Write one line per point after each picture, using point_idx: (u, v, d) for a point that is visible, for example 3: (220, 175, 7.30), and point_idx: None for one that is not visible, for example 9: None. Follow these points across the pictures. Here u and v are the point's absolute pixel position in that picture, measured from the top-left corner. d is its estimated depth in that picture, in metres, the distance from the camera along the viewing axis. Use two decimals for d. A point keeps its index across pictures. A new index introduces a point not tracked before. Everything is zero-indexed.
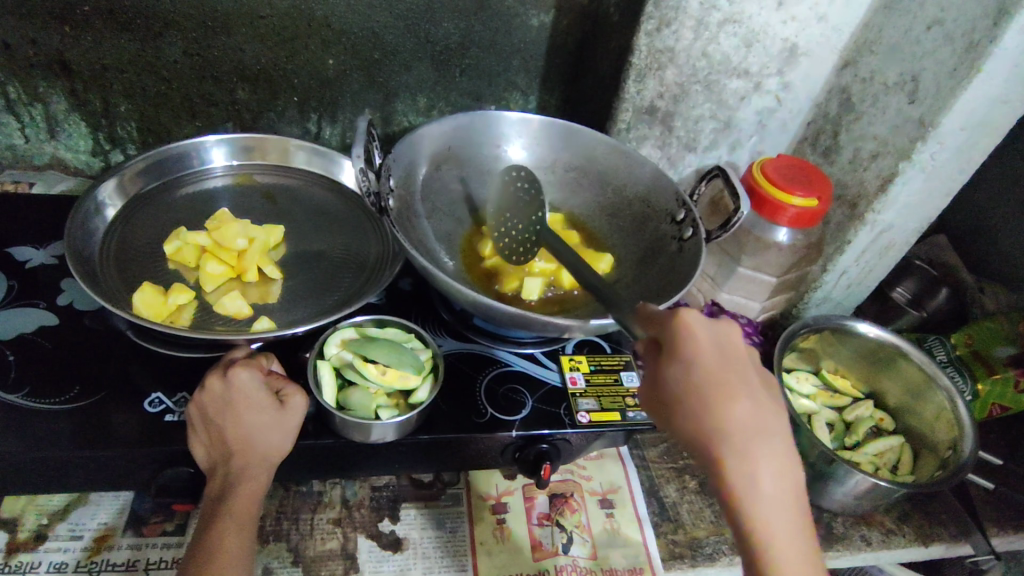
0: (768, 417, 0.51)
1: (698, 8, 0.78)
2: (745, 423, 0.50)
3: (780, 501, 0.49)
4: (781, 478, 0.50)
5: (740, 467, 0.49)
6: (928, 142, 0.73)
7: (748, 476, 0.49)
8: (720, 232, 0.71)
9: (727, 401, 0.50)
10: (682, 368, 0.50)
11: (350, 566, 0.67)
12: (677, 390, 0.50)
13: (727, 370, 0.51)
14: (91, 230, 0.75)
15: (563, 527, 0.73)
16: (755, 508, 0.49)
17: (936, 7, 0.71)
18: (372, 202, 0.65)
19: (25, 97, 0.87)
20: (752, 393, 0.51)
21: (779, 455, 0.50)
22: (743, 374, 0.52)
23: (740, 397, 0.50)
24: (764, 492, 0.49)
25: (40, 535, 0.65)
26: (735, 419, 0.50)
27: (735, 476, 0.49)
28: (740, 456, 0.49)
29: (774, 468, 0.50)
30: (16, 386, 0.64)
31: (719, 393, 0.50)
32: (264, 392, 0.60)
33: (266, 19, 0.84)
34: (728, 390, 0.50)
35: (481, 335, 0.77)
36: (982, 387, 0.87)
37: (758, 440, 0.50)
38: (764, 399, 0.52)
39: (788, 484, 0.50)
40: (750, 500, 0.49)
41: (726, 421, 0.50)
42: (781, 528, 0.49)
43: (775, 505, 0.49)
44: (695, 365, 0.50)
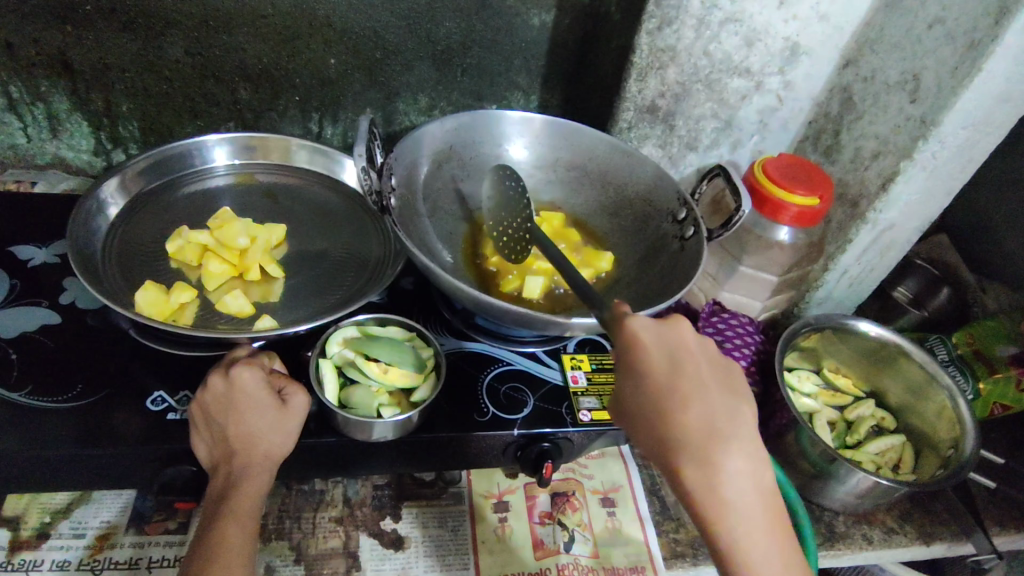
0: (728, 423, 0.51)
1: (700, 7, 0.78)
2: (704, 430, 0.50)
3: (743, 504, 0.50)
4: (746, 484, 0.50)
5: (700, 477, 0.50)
6: (929, 141, 0.73)
7: (710, 485, 0.49)
8: (721, 230, 0.71)
9: (684, 410, 0.50)
10: (637, 380, 0.51)
11: (353, 565, 0.67)
12: (635, 401, 0.52)
13: (682, 377, 0.51)
14: (93, 228, 0.75)
15: (565, 525, 0.73)
16: (718, 516, 0.49)
17: (937, 6, 0.71)
18: (374, 200, 0.65)
19: (27, 97, 0.87)
20: (710, 400, 0.51)
21: (743, 460, 0.50)
22: (702, 380, 0.52)
23: (697, 403, 0.51)
24: (727, 500, 0.49)
25: (44, 533, 0.65)
26: (691, 426, 0.50)
27: (697, 486, 0.50)
28: (699, 464, 0.50)
29: (737, 475, 0.50)
30: (17, 385, 0.64)
31: (676, 403, 0.50)
32: (265, 392, 0.60)
33: (267, 19, 0.84)
34: (684, 399, 0.51)
35: (483, 334, 0.77)
36: (982, 386, 0.87)
37: (719, 449, 0.50)
38: (722, 401, 0.52)
39: (753, 488, 0.50)
40: (713, 509, 0.49)
41: (684, 430, 0.50)
42: (747, 533, 0.49)
43: (740, 513, 0.49)
44: (648, 378, 0.51)
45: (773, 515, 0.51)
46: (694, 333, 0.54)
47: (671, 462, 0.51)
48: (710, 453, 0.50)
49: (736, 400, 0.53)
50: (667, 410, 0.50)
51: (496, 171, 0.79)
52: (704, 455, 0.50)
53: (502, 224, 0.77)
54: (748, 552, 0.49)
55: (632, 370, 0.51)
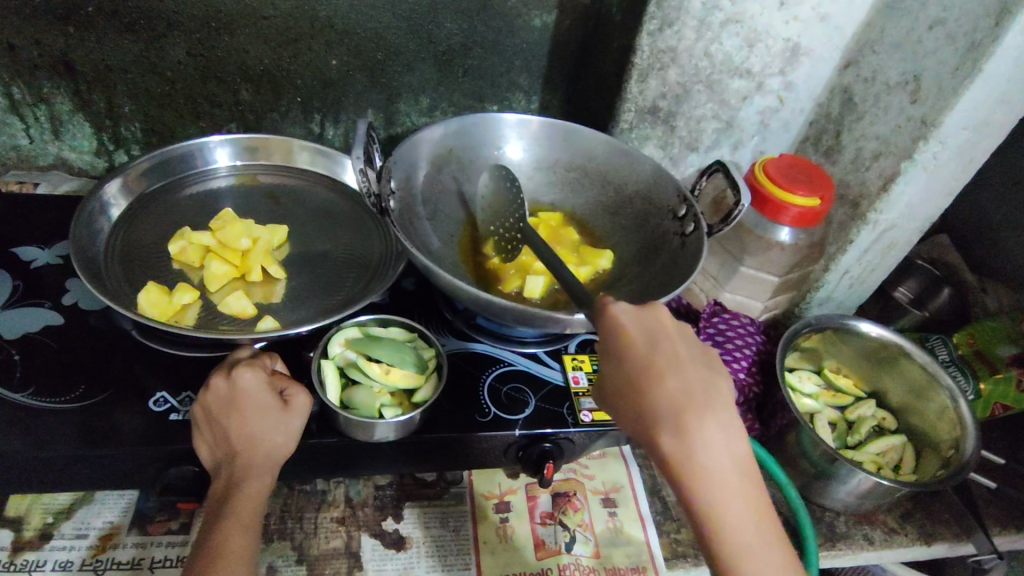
0: (704, 396, 0.51)
1: (701, 8, 0.78)
2: (681, 404, 0.50)
3: (721, 475, 0.50)
4: (725, 459, 0.50)
5: (681, 453, 0.49)
6: (930, 142, 0.73)
7: (691, 461, 0.49)
8: (721, 225, 0.71)
9: (664, 388, 0.50)
10: (620, 362, 0.51)
11: (354, 565, 0.67)
12: (618, 384, 0.52)
13: (658, 355, 0.51)
14: (96, 229, 0.75)
15: (566, 526, 0.73)
16: (699, 493, 0.49)
17: (938, 6, 0.72)
18: (373, 202, 0.65)
19: (30, 98, 0.88)
20: (689, 377, 0.52)
21: (722, 435, 0.50)
22: (682, 359, 0.52)
23: (674, 380, 0.51)
24: (708, 474, 0.49)
25: (46, 533, 0.65)
26: (669, 401, 0.50)
27: (678, 464, 0.50)
28: (677, 436, 0.50)
29: (716, 450, 0.50)
30: (21, 385, 0.64)
31: (658, 382, 0.50)
32: (268, 393, 0.61)
33: (269, 20, 0.84)
34: (664, 378, 0.51)
35: (484, 334, 0.77)
36: (984, 387, 0.87)
37: (698, 424, 0.50)
38: (698, 377, 0.52)
39: (731, 461, 0.50)
40: (696, 485, 0.49)
41: (665, 407, 0.50)
42: (727, 507, 0.50)
43: (721, 489, 0.49)
44: (629, 359, 0.51)
45: (751, 486, 0.51)
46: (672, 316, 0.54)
47: (652, 440, 0.51)
48: (689, 428, 0.50)
49: (714, 377, 0.53)
50: (648, 390, 0.50)
51: (495, 171, 0.80)
52: (684, 431, 0.50)
53: (503, 221, 0.78)
54: (730, 528, 0.49)
55: (615, 352, 0.52)
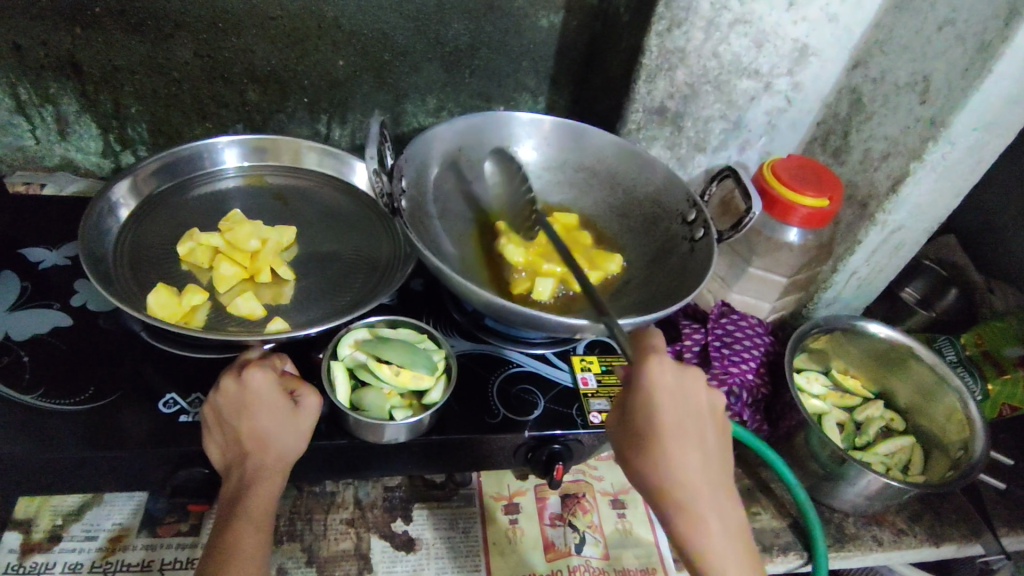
0: (715, 463, 0.56)
1: (709, 8, 0.78)
2: (700, 469, 0.54)
3: (726, 536, 0.54)
4: (730, 523, 0.54)
5: (688, 502, 0.53)
6: (940, 142, 0.73)
7: (696, 510, 0.53)
8: (732, 232, 0.72)
9: (685, 446, 0.54)
10: (649, 411, 0.53)
11: (364, 567, 0.67)
12: (639, 432, 0.54)
13: (687, 420, 0.54)
14: (104, 231, 0.75)
15: (575, 527, 0.73)
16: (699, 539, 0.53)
17: (948, 7, 0.72)
18: (386, 202, 0.66)
19: (36, 98, 0.87)
20: (706, 431, 0.56)
21: (724, 494, 0.55)
22: (701, 419, 0.56)
23: (695, 446, 0.54)
24: (710, 525, 0.54)
25: (55, 535, 0.65)
26: (690, 464, 0.54)
27: (684, 512, 0.53)
28: (691, 496, 0.53)
29: (718, 501, 0.54)
30: (30, 387, 0.64)
31: (679, 437, 0.53)
32: (279, 393, 0.60)
33: (276, 20, 0.84)
34: (685, 431, 0.54)
35: (492, 335, 0.77)
36: (992, 387, 0.88)
37: (706, 478, 0.54)
38: (712, 444, 0.56)
39: (734, 524, 0.55)
40: (699, 533, 0.53)
41: (682, 459, 0.53)
42: (728, 558, 0.53)
43: (722, 539, 0.53)
44: (660, 410, 0.53)
45: (747, 550, 0.55)
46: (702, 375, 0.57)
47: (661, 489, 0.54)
48: (699, 481, 0.54)
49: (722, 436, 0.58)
50: (670, 442, 0.53)
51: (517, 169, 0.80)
52: (694, 484, 0.54)
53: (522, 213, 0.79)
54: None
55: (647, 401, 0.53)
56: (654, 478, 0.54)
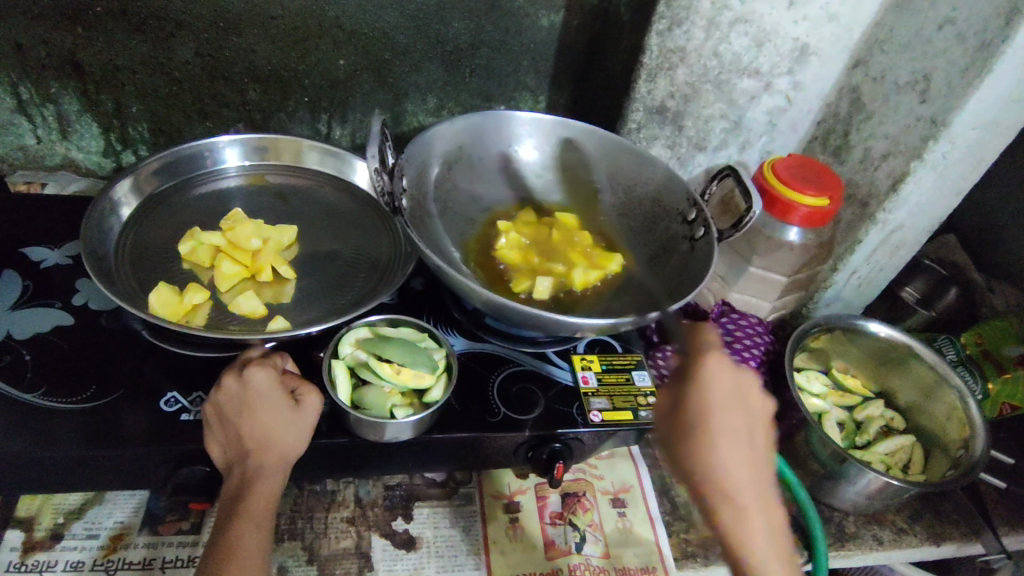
0: (762, 463, 0.55)
1: (710, 7, 0.78)
2: (746, 464, 0.53)
3: (768, 536, 0.52)
4: (772, 524, 0.53)
5: (735, 497, 0.52)
6: (940, 142, 0.73)
7: (742, 505, 0.52)
8: (733, 232, 0.72)
9: (733, 440, 0.53)
10: (701, 400, 0.54)
11: (365, 565, 0.67)
12: (686, 421, 0.54)
13: (735, 413, 0.54)
14: (106, 229, 0.75)
15: (576, 526, 0.73)
16: (745, 537, 0.52)
17: (948, 6, 0.72)
18: (387, 201, 0.66)
19: (37, 98, 0.87)
20: (756, 433, 0.55)
21: (767, 497, 0.54)
22: (749, 418, 0.55)
23: (742, 440, 0.54)
24: (754, 521, 0.52)
25: (57, 533, 0.65)
26: (736, 457, 0.53)
27: (729, 507, 0.52)
28: (736, 488, 0.52)
29: (764, 503, 0.53)
30: (32, 386, 0.64)
31: (728, 428, 0.53)
32: (280, 392, 0.61)
33: (277, 20, 0.84)
34: (735, 427, 0.54)
35: (493, 334, 0.77)
36: (992, 386, 0.87)
37: (753, 477, 0.53)
38: (759, 444, 0.55)
39: (776, 528, 0.53)
40: (744, 531, 0.52)
41: (731, 451, 0.53)
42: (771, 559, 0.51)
43: (768, 542, 0.52)
44: (712, 400, 0.54)
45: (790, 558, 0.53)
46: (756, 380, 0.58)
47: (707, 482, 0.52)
48: (746, 480, 0.53)
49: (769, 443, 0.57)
50: (721, 434, 0.53)
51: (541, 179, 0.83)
52: (742, 481, 0.53)
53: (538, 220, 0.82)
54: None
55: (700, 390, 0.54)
56: (701, 469, 0.52)
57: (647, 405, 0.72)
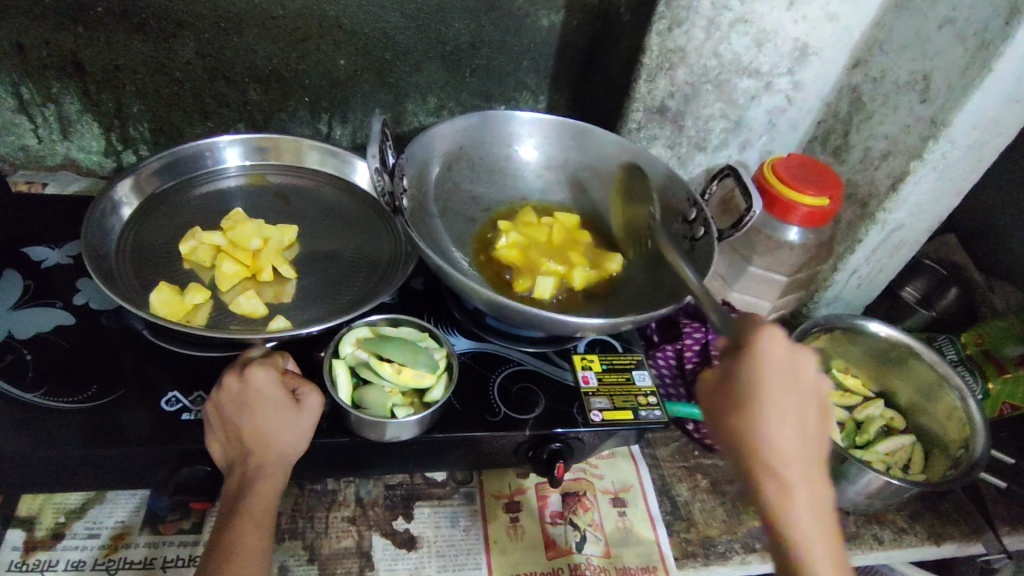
0: (813, 440, 0.52)
1: (710, 7, 0.78)
2: (794, 437, 0.51)
3: (812, 511, 0.50)
4: (818, 499, 0.51)
5: (780, 471, 0.50)
6: (940, 141, 0.73)
7: (786, 479, 0.50)
8: (733, 231, 0.72)
9: (782, 414, 0.51)
10: (751, 371, 0.52)
11: (365, 565, 0.67)
12: (735, 392, 0.52)
13: (787, 389, 0.52)
14: (107, 229, 0.76)
15: (576, 525, 0.73)
16: (787, 512, 0.50)
17: (948, 6, 0.72)
18: (389, 201, 0.66)
19: (39, 98, 0.88)
20: (812, 411, 0.53)
21: (816, 473, 0.51)
22: (805, 395, 0.53)
23: (792, 415, 0.51)
24: (797, 495, 0.50)
25: (58, 533, 0.65)
26: (784, 431, 0.51)
27: (773, 481, 0.50)
28: (780, 460, 0.50)
29: (814, 483, 0.51)
30: (33, 385, 0.64)
31: (778, 402, 0.51)
32: (281, 391, 0.61)
33: (278, 20, 0.84)
34: (787, 401, 0.51)
35: (493, 333, 0.77)
36: (992, 386, 0.88)
37: (802, 454, 0.51)
38: (813, 422, 0.53)
39: (822, 506, 0.51)
40: (787, 505, 0.50)
41: (779, 424, 0.51)
42: (814, 536, 0.49)
43: (811, 518, 0.50)
44: (763, 372, 0.51)
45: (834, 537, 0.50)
46: (817, 358, 0.55)
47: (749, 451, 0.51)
48: (794, 455, 0.51)
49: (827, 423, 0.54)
50: (769, 408, 0.51)
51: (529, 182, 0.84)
52: (790, 456, 0.51)
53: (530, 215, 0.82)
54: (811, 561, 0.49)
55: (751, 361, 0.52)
56: (745, 440, 0.51)
57: (648, 405, 0.72)
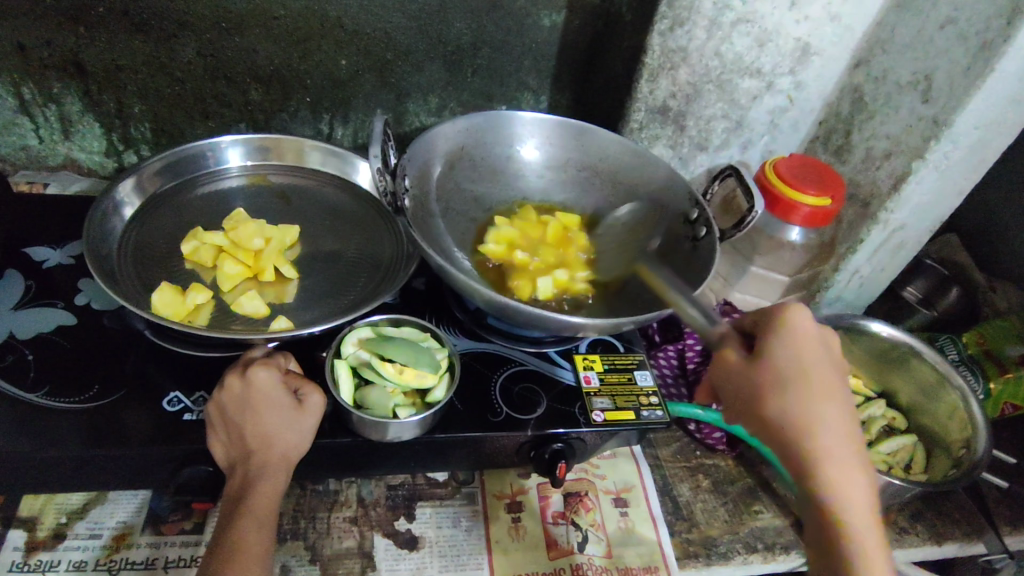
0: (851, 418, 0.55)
1: (712, 8, 0.78)
2: (837, 413, 0.54)
3: (856, 483, 0.52)
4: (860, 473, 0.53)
5: (830, 448, 0.53)
6: (941, 141, 0.73)
7: (831, 451, 0.53)
8: (734, 232, 0.72)
9: (824, 391, 0.54)
10: (795, 355, 0.55)
11: (367, 565, 0.67)
12: (782, 374, 0.54)
13: (825, 369, 0.55)
14: (109, 229, 0.75)
15: (578, 526, 0.73)
16: (843, 489, 0.52)
17: (950, 6, 0.72)
18: (389, 201, 0.67)
19: (40, 98, 0.88)
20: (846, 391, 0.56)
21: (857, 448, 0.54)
22: (839, 376, 0.56)
23: (833, 393, 0.54)
24: (842, 465, 0.52)
25: (60, 533, 0.65)
26: (828, 405, 0.54)
27: (826, 459, 0.52)
28: (825, 433, 0.53)
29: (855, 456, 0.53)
30: (35, 385, 0.64)
31: (818, 380, 0.54)
32: (282, 391, 0.61)
33: (280, 20, 0.84)
34: (827, 380, 0.55)
35: (495, 334, 0.77)
36: (993, 386, 0.88)
37: (848, 432, 0.54)
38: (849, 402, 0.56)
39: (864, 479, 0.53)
40: (842, 483, 0.52)
41: (822, 400, 0.54)
42: (857, 506, 0.52)
43: (855, 489, 0.52)
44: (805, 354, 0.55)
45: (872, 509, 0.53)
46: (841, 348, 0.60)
47: (803, 434, 0.53)
48: (836, 430, 0.53)
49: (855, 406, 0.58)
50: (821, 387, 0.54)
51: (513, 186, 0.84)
52: (835, 432, 0.53)
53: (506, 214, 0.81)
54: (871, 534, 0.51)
55: (791, 345, 0.56)
56: (797, 421, 0.53)
57: (650, 405, 0.72)
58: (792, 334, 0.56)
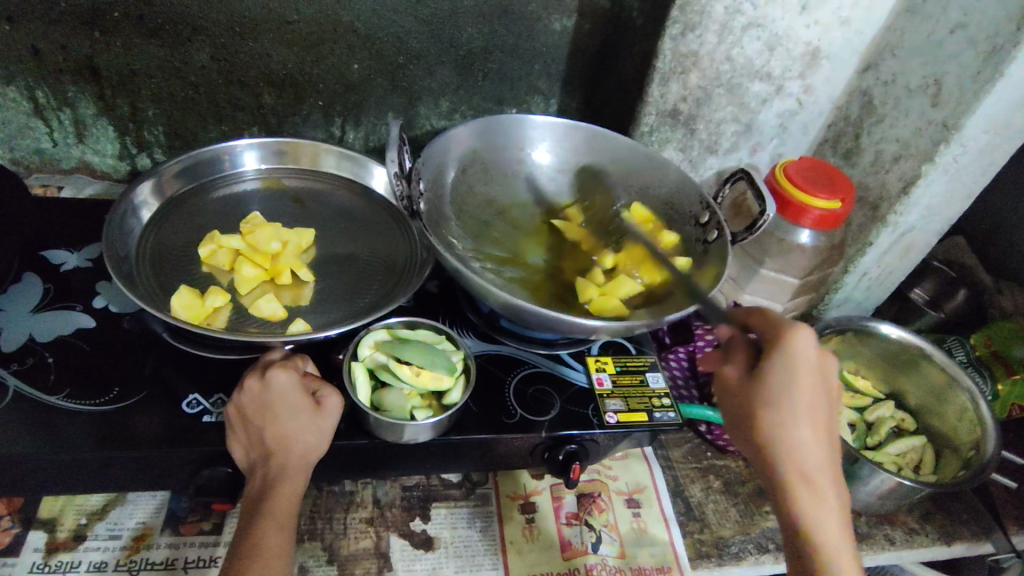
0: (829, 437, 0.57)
1: (723, 12, 0.78)
2: (813, 429, 0.57)
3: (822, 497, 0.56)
4: (828, 487, 0.57)
5: (800, 465, 0.56)
6: (951, 145, 0.74)
7: (801, 466, 0.56)
8: (746, 234, 0.73)
9: (800, 413, 0.56)
10: (788, 378, 0.57)
11: (384, 565, 0.68)
12: (764, 399, 0.57)
13: (809, 389, 0.57)
14: (127, 232, 0.76)
15: (592, 526, 0.74)
16: (817, 509, 0.56)
17: (959, 11, 0.72)
18: (406, 206, 0.67)
19: (54, 102, 0.88)
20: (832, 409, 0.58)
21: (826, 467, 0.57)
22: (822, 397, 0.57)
23: (810, 415, 0.57)
24: (812, 478, 0.56)
25: (79, 534, 0.66)
26: (803, 423, 0.56)
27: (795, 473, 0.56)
28: (795, 448, 0.56)
29: (827, 474, 0.57)
30: (55, 388, 0.65)
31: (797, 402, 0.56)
32: (303, 393, 0.61)
33: (294, 25, 0.85)
34: (807, 402, 0.56)
35: (508, 335, 0.78)
36: (1001, 387, 0.89)
37: (822, 451, 0.57)
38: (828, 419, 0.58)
39: (833, 494, 0.57)
40: (818, 504, 0.56)
41: (799, 423, 0.56)
42: (824, 516, 0.56)
43: (824, 501, 0.56)
44: (799, 377, 0.57)
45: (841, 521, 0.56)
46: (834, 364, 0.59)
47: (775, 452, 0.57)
48: (807, 452, 0.56)
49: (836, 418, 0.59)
50: (804, 410, 0.56)
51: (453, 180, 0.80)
52: (805, 451, 0.56)
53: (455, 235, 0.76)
54: (843, 551, 0.55)
55: (783, 373, 0.57)
56: (768, 437, 0.57)
57: (662, 406, 0.73)
58: (785, 357, 0.57)
